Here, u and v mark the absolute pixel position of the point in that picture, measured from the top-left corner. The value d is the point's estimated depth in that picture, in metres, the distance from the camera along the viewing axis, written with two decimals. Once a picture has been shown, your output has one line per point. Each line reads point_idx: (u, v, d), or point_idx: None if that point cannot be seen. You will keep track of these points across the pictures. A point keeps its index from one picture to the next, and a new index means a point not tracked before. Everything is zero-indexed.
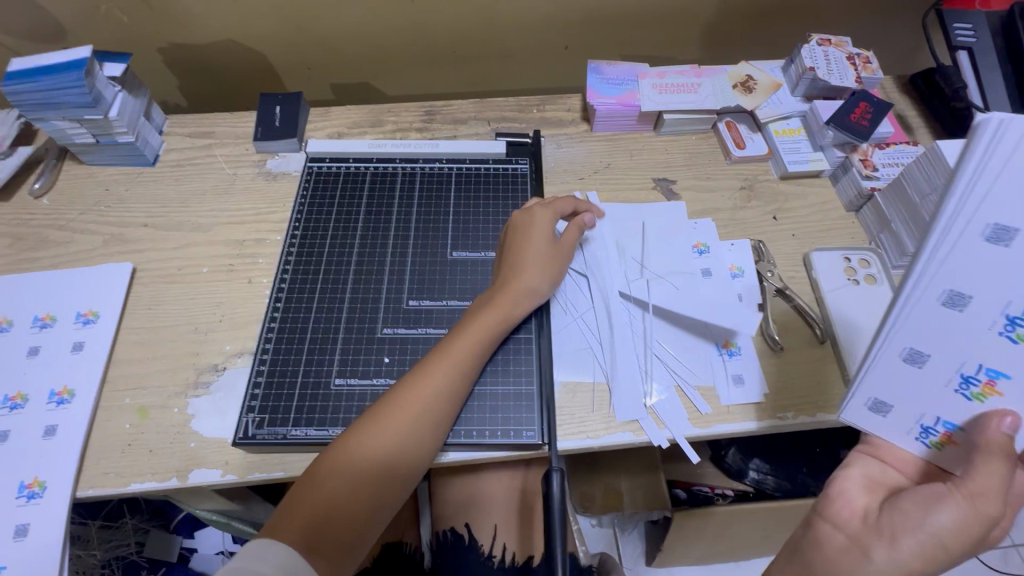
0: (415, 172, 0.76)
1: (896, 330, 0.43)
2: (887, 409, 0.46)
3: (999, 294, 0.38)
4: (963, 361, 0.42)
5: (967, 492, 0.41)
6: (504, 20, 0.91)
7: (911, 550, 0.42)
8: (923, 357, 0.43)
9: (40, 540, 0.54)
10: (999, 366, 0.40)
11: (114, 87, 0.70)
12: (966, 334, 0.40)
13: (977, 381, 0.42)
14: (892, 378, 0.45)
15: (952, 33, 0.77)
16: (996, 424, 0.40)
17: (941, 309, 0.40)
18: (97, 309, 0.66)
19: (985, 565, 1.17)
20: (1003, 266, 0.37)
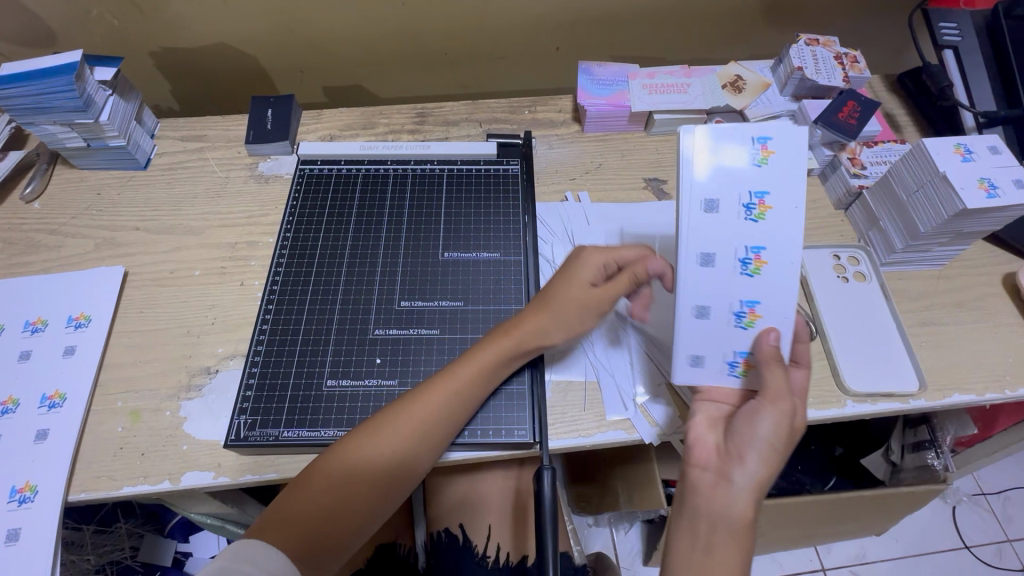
0: (407, 173, 0.77)
1: (682, 294, 0.52)
2: (702, 361, 0.53)
3: (736, 242, 0.51)
4: (731, 302, 0.52)
5: (774, 396, 0.47)
6: (494, 22, 0.92)
7: (756, 465, 0.46)
8: (709, 309, 0.52)
9: (31, 545, 0.54)
10: (753, 294, 0.51)
11: (104, 92, 0.70)
12: (729, 278, 0.51)
13: (745, 311, 0.52)
14: (695, 336, 0.53)
15: (937, 31, 0.77)
16: (766, 340, 0.50)
17: (705, 266, 0.51)
18: (89, 312, 0.66)
19: (980, 561, 1.18)
20: (726, 223, 0.51)
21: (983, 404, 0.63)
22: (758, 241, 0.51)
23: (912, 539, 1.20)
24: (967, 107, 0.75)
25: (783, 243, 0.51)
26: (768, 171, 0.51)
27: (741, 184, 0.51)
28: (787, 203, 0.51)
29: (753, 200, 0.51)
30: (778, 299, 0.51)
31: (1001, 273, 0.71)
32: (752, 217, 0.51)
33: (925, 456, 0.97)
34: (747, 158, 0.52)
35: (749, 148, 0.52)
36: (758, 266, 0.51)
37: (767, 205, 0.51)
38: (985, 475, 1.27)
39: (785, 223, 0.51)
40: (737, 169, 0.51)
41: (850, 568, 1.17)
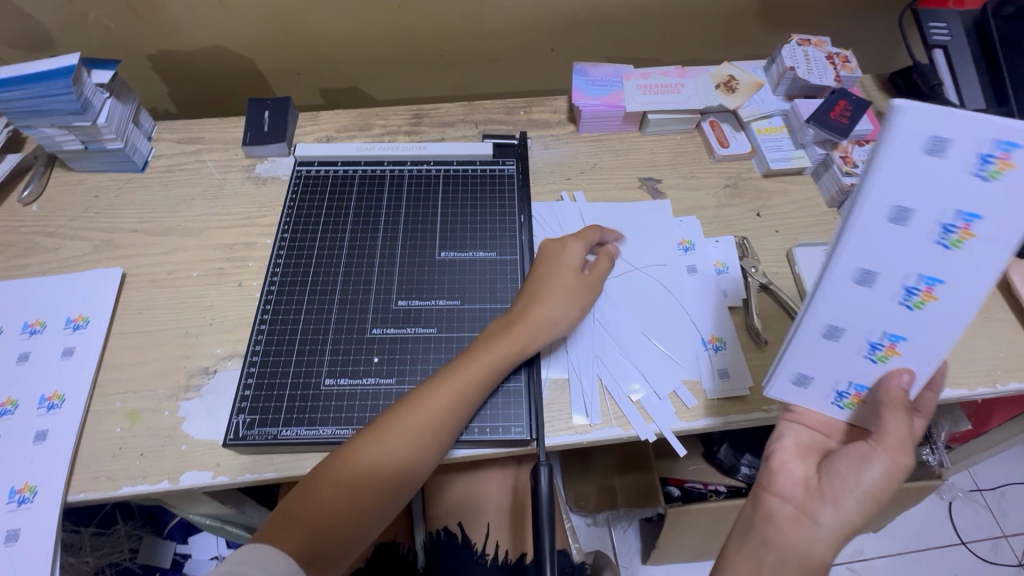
0: (404, 174, 0.77)
1: (820, 311, 0.45)
2: (809, 380, 0.49)
3: (906, 268, 0.41)
4: (871, 329, 0.45)
5: (885, 448, 0.46)
6: (489, 24, 0.92)
7: (851, 507, 0.47)
8: (842, 332, 0.45)
9: (31, 545, 0.54)
10: (899, 327, 0.44)
11: (102, 95, 0.71)
12: (880, 303, 0.43)
13: (883, 344, 0.45)
14: (819, 354, 0.47)
15: (927, 31, 0.78)
16: (896, 381, 0.46)
17: (857, 287, 0.42)
18: (87, 314, 0.66)
19: (977, 556, 1.18)
20: (908, 245, 0.40)
21: (974, 398, 0.64)
22: (937, 273, 0.40)
23: (908, 535, 1.21)
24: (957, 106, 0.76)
25: (966, 283, 0.40)
26: (992, 194, 0.37)
27: (949, 203, 0.38)
28: (998, 232, 0.38)
29: (957, 222, 0.38)
30: (929, 339, 0.43)
31: (992, 269, 0.71)
32: (943, 243, 0.39)
33: (921, 452, 0.96)
34: (971, 164, 0.37)
35: (983, 152, 0.36)
36: (922, 300, 0.42)
37: (972, 233, 0.38)
38: (980, 471, 1.28)
39: (982, 259, 0.39)
40: (952, 177, 0.37)
41: (848, 564, 1.18)
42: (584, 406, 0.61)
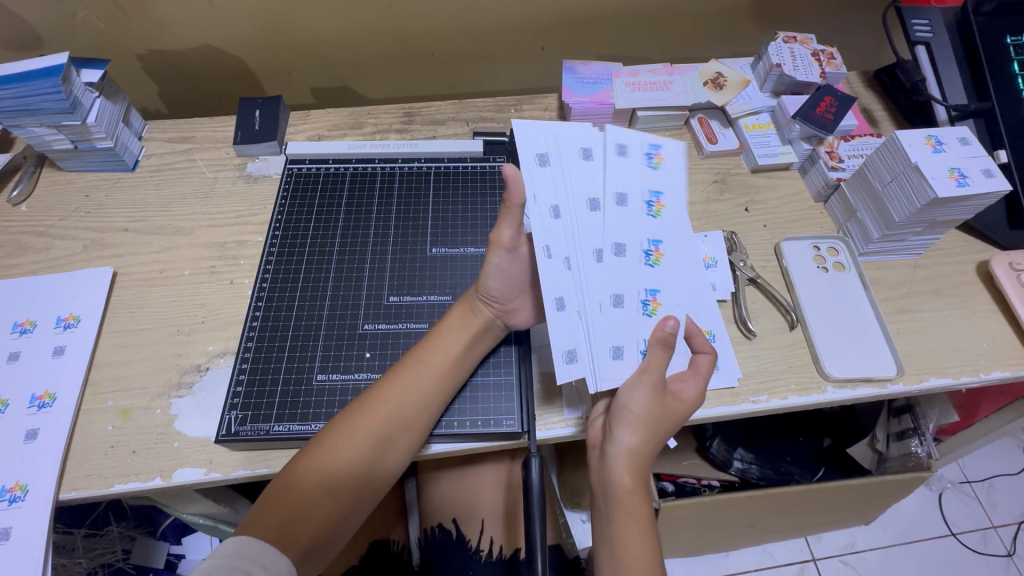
0: (394, 171, 0.78)
1: (587, 285, 0.56)
2: (621, 350, 0.55)
3: (641, 234, 0.59)
4: (638, 289, 0.57)
5: (649, 376, 0.52)
6: (480, 23, 0.93)
7: (629, 429, 0.53)
8: (622, 298, 0.57)
9: (22, 544, 0.54)
10: (654, 283, 0.58)
11: (91, 93, 0.71)
12: (635, 266, 0.58)
13: (649, 299, 0.57)
14: (606, 324, 0.55)
15: (910, 28, 0.80)
16: (666, 325, 0.52)
17: (615, 257, 0.58)
18: (78, 313, 0.66)
19: (966, 547, 1.20)
20: (626, 215, 0.59)
21: (958, 387, 0.65)
22: (653, 235, 0.60)
23: (899, 528, 1.22)
24: (939, 101, 0.77)
25: (675, 237, 0.61)
26: (658, 178, 0.62)
27: (640, 187, 0.61)
28: (675, 204, 0.62)
29: (652, 198, 0.61)
30: (674, 289, 0.59)
31: (975, 261, 0.73)
32: (649, 213, 0.60)
33: (910, 444, 0.97)
34: (644, 160, 0.62)
35: (647, 151, 0.62)
36: (657, 258, 0.59)
37: (662, 204, 0.61)
38: (969, 463, 1.30)
39: (675, 221, 0.61)
40: (622, 170, 0.60)
41: (840, 556, 1.19)
42: (575, 399, 0.61)
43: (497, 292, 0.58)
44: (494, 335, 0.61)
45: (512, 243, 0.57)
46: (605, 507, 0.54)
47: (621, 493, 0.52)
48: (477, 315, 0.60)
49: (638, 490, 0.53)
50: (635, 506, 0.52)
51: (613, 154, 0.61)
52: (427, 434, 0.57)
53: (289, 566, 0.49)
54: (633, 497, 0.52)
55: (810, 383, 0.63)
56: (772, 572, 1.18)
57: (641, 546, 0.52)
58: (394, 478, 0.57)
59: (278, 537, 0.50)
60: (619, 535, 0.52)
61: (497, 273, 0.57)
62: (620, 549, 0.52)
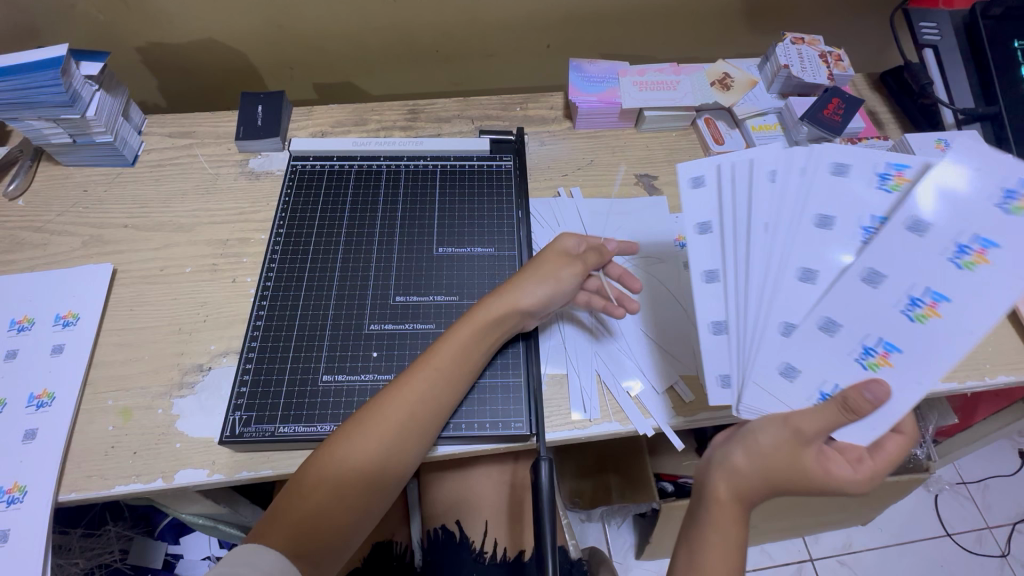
0: (400, 170, 0.77)
1: (799, 305, 0.46)
2: (796, 374, 0.46)
3: (911, 272, 0.44)
4: (867, 333, 0.45)
5: (804, 423, 0.44)
6: (486, 20, 0.92)
7: (743, 460, 0.47)
8: (835, 328, 0.45)
9: (21, 547, 0.53)
10: (901, 338, 0.44)
11: (91, 87, 0.69)
12: (882, 309, 0.44)
13: (876, 351, 0.44)
14: (794, 344, 0.46)
15: (918, 31, 0.80)
16: (868, 387, 0.43)
17: (858, 283, 0.45)
18: (77, 311, 0.65)
19: (961, 548, 1.21)
20: (894, 240, 0.45)
21: (964, 392, 0.65)
22: (944, 288, 0.43)
23: (896, 529, 1.23)
24: (946, 104, 0.77)
25: (975, 302, 0.42)
26: (995, 224, 0.43)
27: (956, 223, 0.44)
28: (1009, 266, 0.42)
29: (973, 244, 0.43)
30: (925, 358, 0.43)
31: None
32: (958, 261, 0.43)
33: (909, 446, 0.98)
34: (998, 198, 0.44)
35: (1007, 189, 0.43)
36: (926, 315, 0.43)
37: (986, 258, 0.42)
38: (965, 464, 1.31)
39: (995, 285, 0.42)
40: (944, 193, 0.45)
41: (837, 556, 1.20)
42: (584, 401, 0.61)
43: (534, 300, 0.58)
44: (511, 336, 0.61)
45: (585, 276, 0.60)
46: (693, 520, 0.50)
47: (712, 511, 0.48)
48: (504, 323, 0.58)
49: (736, 512, 0.48)
50: (725, 533, 0.47)
51: (958, 177, 0.45)
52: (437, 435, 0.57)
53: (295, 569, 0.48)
54: (725, 519, 0.47)
55: None
56: (770, 572, 1.19)
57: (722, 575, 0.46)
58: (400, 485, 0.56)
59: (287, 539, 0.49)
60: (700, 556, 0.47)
61: (546, 284, 0.58)
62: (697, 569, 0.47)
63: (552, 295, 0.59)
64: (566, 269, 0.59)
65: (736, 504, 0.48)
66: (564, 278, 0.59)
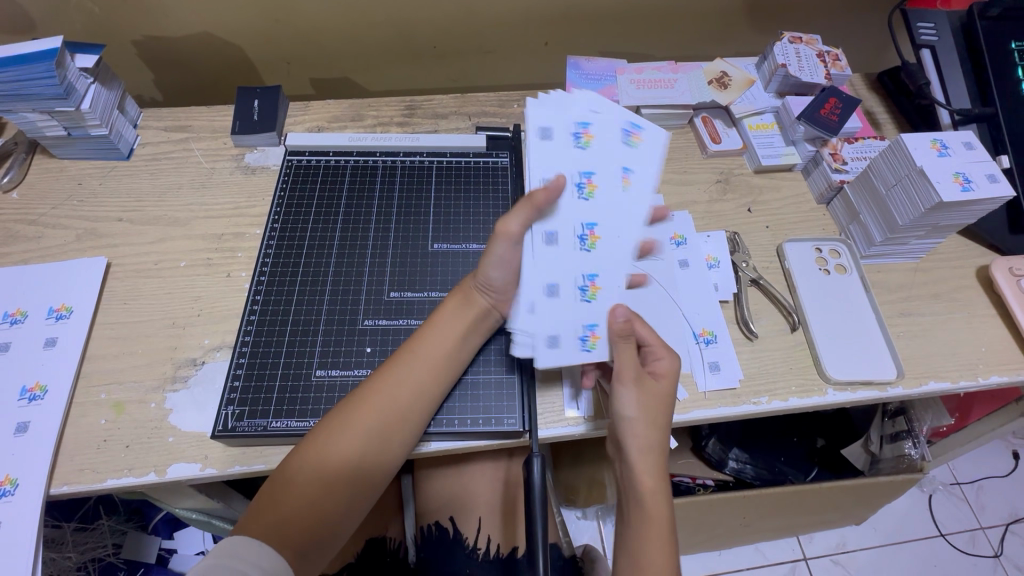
0: (396, 165, 0.77)
1: (521, 278, 0.56)
2: (561, 337, 0.55)
3: (575, 217, 0.57)
4: (574, 275, 0.56)
5: (627, 375, 0.53)
6: (484, 16, 0.92)
7: (634, 439, 0.53)
8: (557, 286, 0.56)
9: (12, 539, 0.53)
10: (595, 267, 0.57)
11: (85, 79, 0.69)
12: (570, 252, 0.57)
13: (588, 284, 0.56)
14: (540, 319, 0.55)
15: (915, 31, 0.80)
16: (617, 314, 0.55)
17: (547, 246, 0.56)
18: (70, 304, 0.65)
19: (954, 548, 1.21)
20: (560, 202, 0.58)
21: (957, 392, 0.65)
22: (589, 218, 0.58)
23: (889, 528, 1.23)
24: (943, 105, 0.77)
25: (611, 218, 0.58)
26: (589, 158, 0.59)
27: (568, 171, 0.59)
28: (608, 182, 0.59)
29: (582, 179, 0.59)
30: (611, 270, 0.57)
31: (974, 265, 0.73)
32: (584, 193, 0.58)
33: (903, 446, 0.98)
34: (571, 140, 0.60)
35: (574, 132, 0.60)
36: (592, 240, 0.57)
37: (594, 184, 0.59)
38: (959, 465, 1.31)
39: (612, 202, 0.59)
40: (552, 154, 0.59)
41: (830, 556, 1.20)
42: (579, 399, 0.61)
43: (498, 281, 0.56)
44: (488, 326, 0.60)
45: (518, 236, 0.55)
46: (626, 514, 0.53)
47: (639, 496, 0.52)
48: (473, 307, 0.58)
49: (657, 491, 0.52)
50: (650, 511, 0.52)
51: (532, 138, 0.60)
52: (423, 428, 0.57)
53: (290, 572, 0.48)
54: (648, 496, 0.52)
55: (810, 385, 0.64)
56: (763, 571, 1.19)
57: (660, 546, 0.51)
58: (387, 476, 0.56)
59: (280, 544, 0.48)
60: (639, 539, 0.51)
61: (502, 263, 0.55)
62: (639, 554, 0.50)
63: (487, 271, 0.56)
64: (497, 241, 0.54)
65: (651, 485, 0.52)
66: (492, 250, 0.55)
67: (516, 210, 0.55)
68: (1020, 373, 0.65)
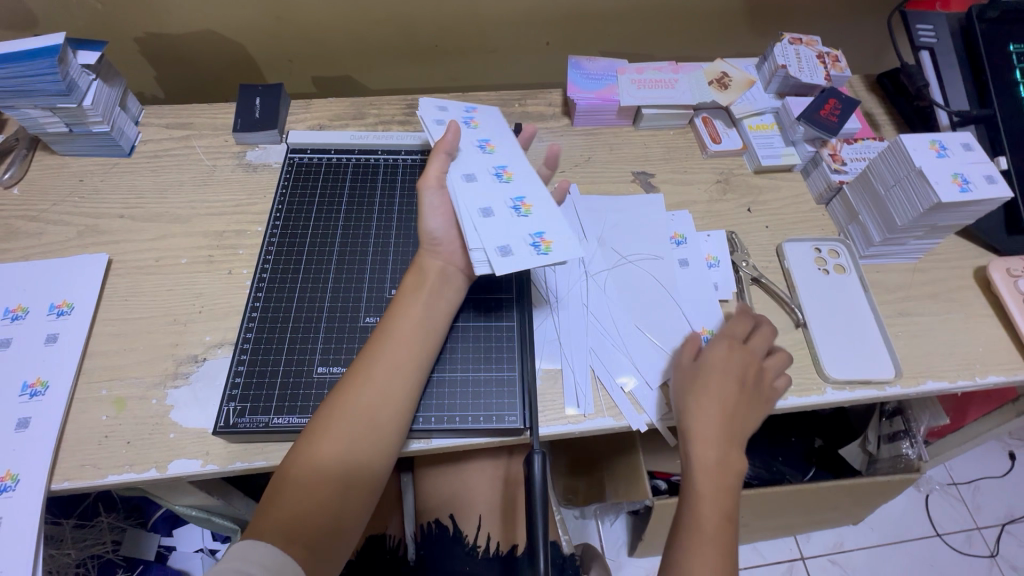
0: (397, 163, 0.77)
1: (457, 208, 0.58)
2: (511, 247, 0.55)
3: (487, 163, 0.63)
4: (502, 201, 0.60)
5: (729, 343, 0.60)
6: (486, 16, 0.92)
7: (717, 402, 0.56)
8: (491, 209, 0.58)
9: (12, 534, 0.53)
10: (519, 193, 0.61)
11: (88, 76, 0.69)
12: (491, 186, 0.61)
13: (519, 205, 0.60)
14: (488, 235, 0.56)
15: (914, 33, 0.80)
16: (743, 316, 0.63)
17: (471, 184, 0.60)
18: (72, 300, 0.65)
19: (950, 548, 1.22)
20: (466, 157, 0.63)
21: (954, 392, 0.66)
22: (499, 164, 0.64)
23: (886, 528, 1.24)
24: (941, 106, 0.78)
25: (516, 161, 0.65)
26: (482, 129, 0.68)
27: (467, 139, 0.66)
28: (505, 143, 0.67)
29: (483, 143, 0.66)
30: (533, 192, 0.61)
31: (972, 266, 0.73)
32: (484, 149, 0.65)
33: (901, 446, 0.97)
34: (462, 123, 0.69)
35: (463, 118, 0.69)
36: (508, 176, 0.63)
37: (493, 145, 0.66)
38: (955, 465, 1.32)
39: (511, 152, 0.66)
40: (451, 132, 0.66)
41: (827, 556, 1.21)
42: (578, 397, 0.62)
43: (438, 230, 0.60)
44: (453, 286, 0.61)
45: (440, 180, 0.61)
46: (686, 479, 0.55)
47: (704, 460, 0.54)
48: (427, 272, 0.60)
49: (723, 460, 0.54)
50: (712, 493, 0.53)
51: (430, 127, 0.67)
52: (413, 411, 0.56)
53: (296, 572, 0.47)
54: (713, 460, 0.54)
55: (809, 384, 0.64)
56: (761, 570, 1.19)
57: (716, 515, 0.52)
58: (387, 463, 0.55)
59: (284, 543, 0.48)
60: (696, 518, 0.52)
61: (436, 211, 0.60)
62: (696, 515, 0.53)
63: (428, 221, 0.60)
64: (424, 192, 0.60)
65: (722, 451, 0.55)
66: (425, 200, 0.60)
67: (431, 160, 0.61)
68: (1018, 373, 0.66)
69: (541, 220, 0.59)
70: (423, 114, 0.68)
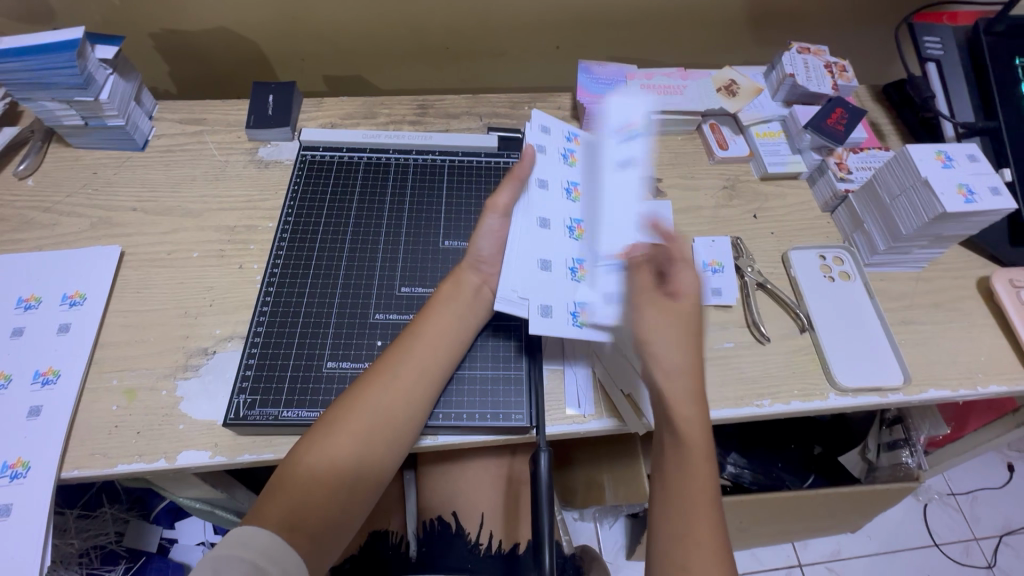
0: (408, 163, 0.78)
1: (513, 254, 0.62)
2: (552, 309, 0.59)
3: (563, 213, 0.66)
4: (565, 258, 0.63)
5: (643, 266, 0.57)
6: (499, 19, 0.93)
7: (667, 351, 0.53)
8: (549, 264, 0.62)
9: (22, 520, 0.53)
10: (580, 253, 0.64)
11: (105, 70, 0.70)
12: (558, 237, 0.64)
13: (577, 267, 0.63)
14: (535, 290, 0.60)
15: (921, 45, 0.81)
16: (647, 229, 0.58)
17: (540, 230, 0.64)
18: (84, 291, 0.65)
19: (948, 557, 1.22)
20: (548, 196, 0.66)
21: (955, 400, 0.67)
22: (576, 217, 0.66)
23: (884, 536, 1.24)
24: (947, 117, 0.79)
25: None
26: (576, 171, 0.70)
27: (560, 177, 0.69)
28: None
29: (571, 186, 0.68)
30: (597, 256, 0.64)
31: (975, 276, 0.74)
32: (570, 196, 0.68)
33: (900, 455, 0.99)
34: (562, 155, 0.71)
35: (564, 150, 0.71)
36: (579, 233, 0.65)
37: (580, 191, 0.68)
38: (954, 476, 1.32)
39: None
40: (546, 163, 0.69)
41: (825, 563, 1.21)
42: (578, 399, 0.62)
43: (486, 252, 0.64)
44: (483, 303, 0.63)
45: (506, 210, 0.65)
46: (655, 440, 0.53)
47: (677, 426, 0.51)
48: (463, 286, 0.63)
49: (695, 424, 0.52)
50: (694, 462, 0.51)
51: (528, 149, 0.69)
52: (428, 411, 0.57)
53: (297, 564, 0.47)
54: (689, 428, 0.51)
55: (812, 390, 0.64)
56: None
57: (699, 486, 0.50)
58: (398, 459, 0.55)
59: (289, 532, 0.48)
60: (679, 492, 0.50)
61: (491, 233, 0.64)
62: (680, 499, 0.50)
63: (478, 244, 0.64)
64: (487, 215, 0.64)
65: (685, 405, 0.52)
66: (485, 223, 0.64)
67: (504, 187, 0.66)
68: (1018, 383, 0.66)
69: (588, 290, 0.61)
70: (530, 132, 0.70)
